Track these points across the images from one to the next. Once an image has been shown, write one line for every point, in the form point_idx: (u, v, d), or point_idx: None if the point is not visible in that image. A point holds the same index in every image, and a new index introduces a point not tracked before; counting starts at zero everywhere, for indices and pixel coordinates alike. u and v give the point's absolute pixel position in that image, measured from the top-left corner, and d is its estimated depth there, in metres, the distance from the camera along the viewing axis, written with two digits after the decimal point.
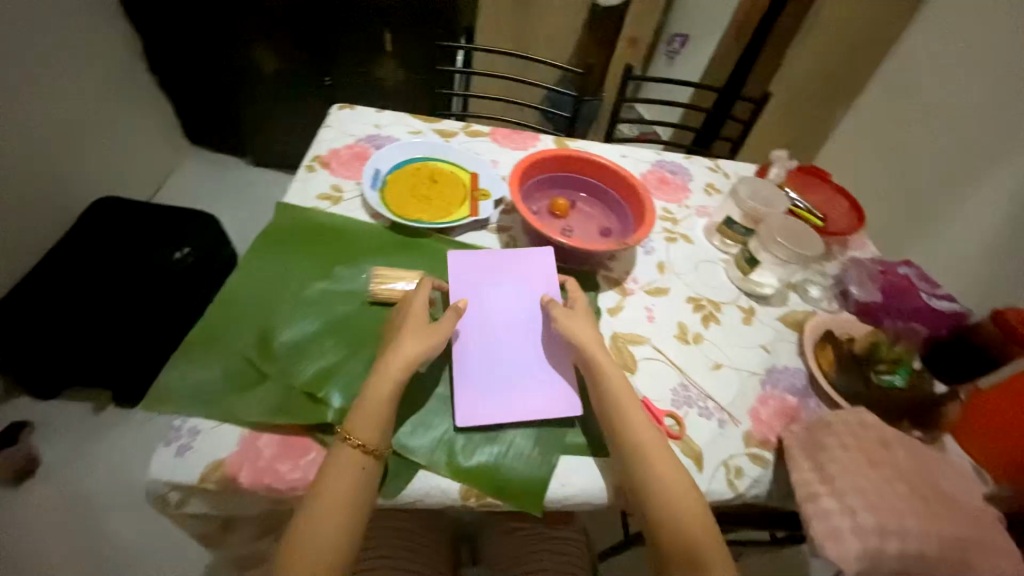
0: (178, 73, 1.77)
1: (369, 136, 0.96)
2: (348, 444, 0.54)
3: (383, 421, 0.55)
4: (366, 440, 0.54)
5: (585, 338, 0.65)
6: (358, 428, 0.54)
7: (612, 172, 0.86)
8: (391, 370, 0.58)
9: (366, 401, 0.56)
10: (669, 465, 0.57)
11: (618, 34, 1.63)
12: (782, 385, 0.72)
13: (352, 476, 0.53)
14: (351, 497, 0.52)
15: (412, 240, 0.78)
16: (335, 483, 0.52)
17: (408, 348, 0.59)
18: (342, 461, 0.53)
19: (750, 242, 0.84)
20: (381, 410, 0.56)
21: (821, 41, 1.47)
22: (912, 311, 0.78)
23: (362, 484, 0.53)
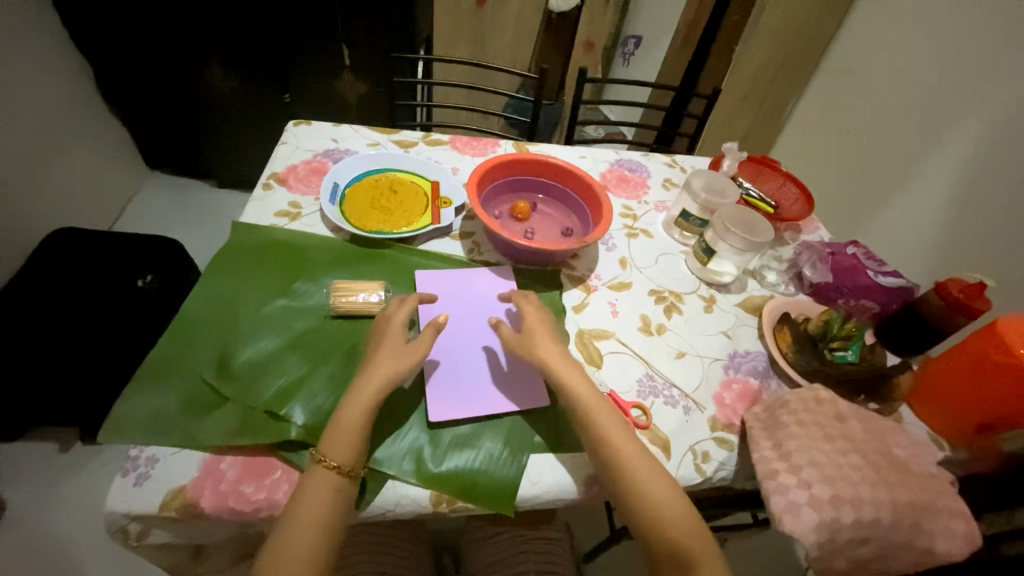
0: (132, 98, 1.74)
1: (327, 151, 0.96)
2: (321, 465, 0.53)
3: (358, 439, 0.55)
4: (340, 459, 0.53)
5: (545, 351, 0.64)
6: (332, 449, 0.54)
7: (569, 173, 0.88)
8: (367, 388, 0.57)
9: (338, 423, 0.55)
10: (646, 465, 0.57)
11: (574, 38, 1.67)
12: (744, 368, 0.74)
13: (329, 495, 0.52)
14: (325, 519, 0.51)
15: (373, 251, 0.78)
16: (310, 507, 0.51)
17: (386, 365, 0.59)
18: (316, 482, 0.52)
19: (707, 233, 0.86)
20: (358, 427, 0.55)
21: (766, 37, 1.53)
22: (862, 288, 0.82)
23: (339, 504, 0.52)
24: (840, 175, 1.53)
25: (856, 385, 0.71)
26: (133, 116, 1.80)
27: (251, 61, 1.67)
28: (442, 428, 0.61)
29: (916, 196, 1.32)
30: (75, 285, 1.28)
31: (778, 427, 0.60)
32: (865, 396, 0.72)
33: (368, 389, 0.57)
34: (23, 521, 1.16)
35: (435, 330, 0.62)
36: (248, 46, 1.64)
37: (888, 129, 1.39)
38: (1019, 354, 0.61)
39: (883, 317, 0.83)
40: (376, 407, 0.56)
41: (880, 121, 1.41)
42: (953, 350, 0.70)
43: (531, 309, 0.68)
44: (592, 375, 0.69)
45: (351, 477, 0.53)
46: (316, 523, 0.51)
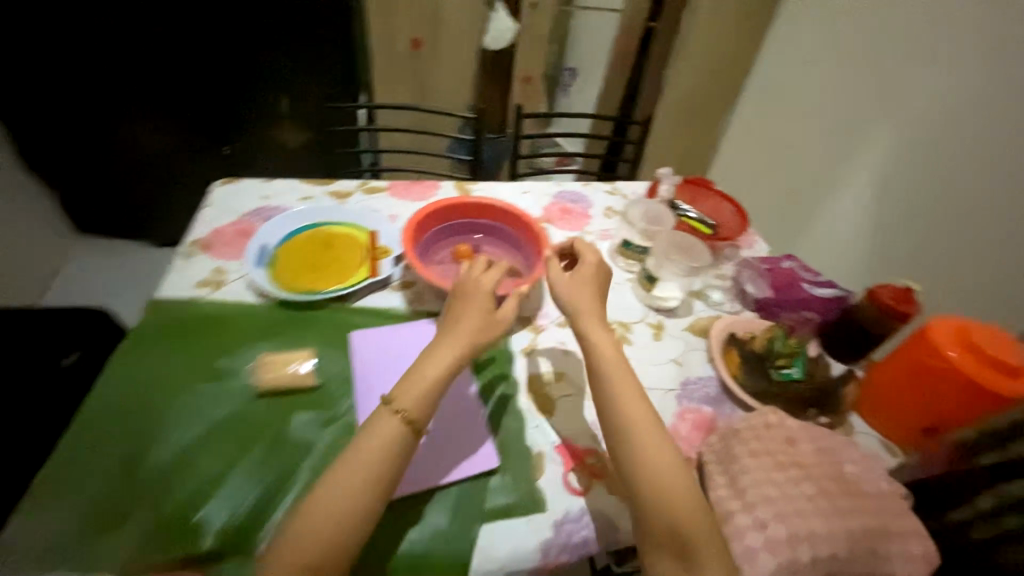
0: (55, 162, 1.64)
1: (255, 210, 0.92)
2: (389, 412, 0.56)
3: (429, 397, 0.57)
4: (411, 414, 0.56)
5: (580, 304, 0.67)
6: (405, 398, 0.56)
7: (507, 213, 0.88)
8: (452, 345, 0.60)
9: (417, 376, 0.58)
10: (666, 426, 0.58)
11: (511, 73, 1.71)
12: (696, 396, 0.73)
13: (389, 445, 0.54)
14: (373, 473, 0.52)
15: (305, 315, 0.74)
16: (360, 464, 0.52)
17: (468, 326, 0.62)
18: (382, 429, 0.55)
19: (649, 261, 0.89)
20: (434, 387, 0.58)
21: (692, 61, 1.61)
22: (800, 301, 0.83)
23: (396, 455, 0.54)
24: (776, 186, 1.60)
25: (807, 400, 0.71)
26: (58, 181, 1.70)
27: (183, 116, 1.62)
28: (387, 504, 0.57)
29: (845, 202, 1.39)
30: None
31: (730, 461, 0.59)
32: (815, 410, 0.71)
33: (447, 347, 0.60)
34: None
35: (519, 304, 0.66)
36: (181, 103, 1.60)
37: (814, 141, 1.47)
38: (948, 357, 0.63)
39: (824, 329, 0.83)
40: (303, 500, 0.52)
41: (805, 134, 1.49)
42: (891, 356, 0.71)
43: (586, 264, 0.70)
44: (544, 424, 0.66)
45: (413, 431, 0.55)
46: (363, 472, 0.52)
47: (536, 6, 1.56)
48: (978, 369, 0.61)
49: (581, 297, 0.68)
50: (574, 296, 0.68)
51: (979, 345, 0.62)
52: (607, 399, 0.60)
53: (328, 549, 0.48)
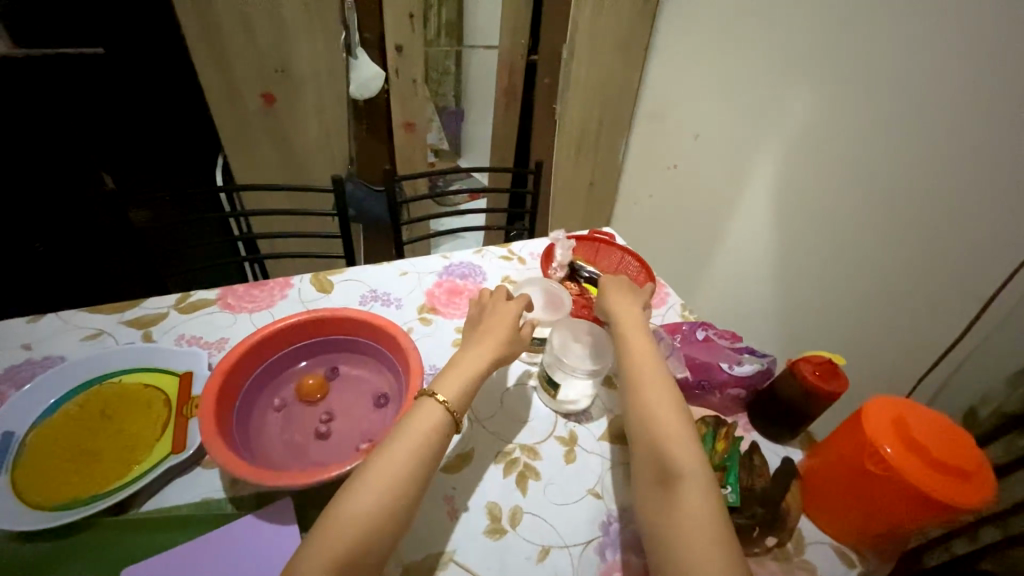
0: None
1: (11, 369, 0.67)
2: (431, 399, 0.55)
3: (469, 388, 0.57)
4: (453, 402, 0.55)
5: (609, 301, 0.70)
6: (447, 388, 0.56)
7: (359, 321, 0.69)
8: (481, 353, 0.60)
9: (457, 370, 0.58)
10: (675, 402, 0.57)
11: (390, 121, 1.53)
12: (622, 542, 0.58)
13: (433, 429, 0.52)
14: (420, 453, 0.51)
15: (53, 550, 0.51)
16: (393, 455, 0.50)
17: (500, 329, 0.62)
18: (426, 412, 0.53)
19: (545, 359, 0.71)
20: (473, 381, 0.58)
21: (578, 94, 1.55)
22: (721, 383, 0.72)
23: (435, 440, 0.52)
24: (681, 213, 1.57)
25: (746, 525, 0.58)
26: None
27: None
28: None
29: None
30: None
31: None
32: (761, 531, 0.59)
33: (483, 352, 0.60)
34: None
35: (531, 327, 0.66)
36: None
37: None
38: (888, 458, 0.53)
39: (755, 400, 0.74)
40: None
41: None
42: (830, 447, 0.61)
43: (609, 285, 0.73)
44: None
45: (454, 422, 0.54)
46: (410, 450, 0.51)
47: (402, 49, 1.40)
48: (924, 473, 0.51)
49: (625, 309, 0.69)
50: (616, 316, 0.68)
51: (920, 442, 0.52)
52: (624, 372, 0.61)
53: (371, 537, 0.46)
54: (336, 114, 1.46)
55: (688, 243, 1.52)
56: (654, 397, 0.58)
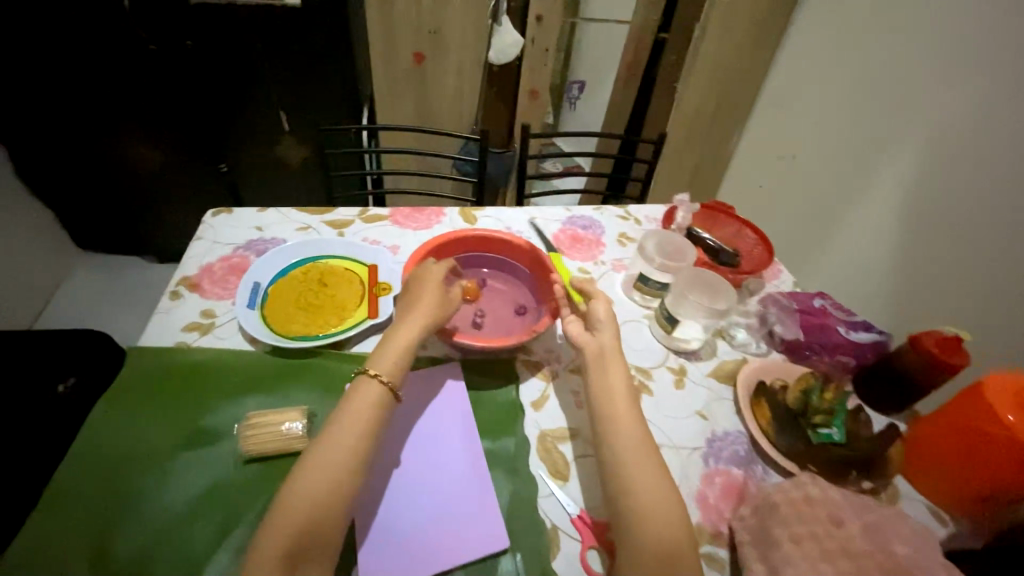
0: (60, 180, 1.63)
1: (249, 242, 0.86)
2: (369, 377, 0.59)
3: (404, 360, 0.62)
4: (390, 376, 0.60)
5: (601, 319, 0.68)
6: (380, 365, 0.60)
7: (512, 245, 0.82)
8: (404, 329, 0.64)
9: (387, 351, 0.62)
10: (641, 449, 0.57)
11: (518, 86, 1.64)
12: (725, 455, 0.67)
13: (367, 414, 0.56)
14: (358, 438, 0.55)
15: (294, 365, 0.68)
16: (335, 442, 0.54)
17: (428, 302, 0.67)
18: (362, 390, 0.58)
19: (667, 298, 0.80)
20: (405, 352, 0.63)
21: (704, 74, 1.55)
22: (833, 346, 0.77)
23: (377, 414, 0.57)
24: (792, 203, 1.53)
25: (845, 462, 0.64)
26: (61, 198, 1.69)
27: (184, 135, 1.60)
28: None
29: (865, 223, 1.32)
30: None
31: (768, 541, 0.54)
32: (856, 473, 0.65)
33: (409, 328, 0.64)
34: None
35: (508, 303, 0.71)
36: (177, 117, 1.56)
37: (831, 158, 1.40)
38: (1010, 424, 0.57)
39: (863, 371, 0.78)
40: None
41: (824, 151, 1.42)
42: (942, 417, 0.65)
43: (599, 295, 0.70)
44: (557, 493, 0.60)
45: (392, 394, 0.59)
46: (349, 434, 0.55)
47: (542, 19, 1.50)
48: None
49: (608, 320, 0.68)
50: (603, 329, 0.67)
51: None
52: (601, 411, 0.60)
53: (317, 513, 0.50)
54: (472, 76, 1.60)
55: None
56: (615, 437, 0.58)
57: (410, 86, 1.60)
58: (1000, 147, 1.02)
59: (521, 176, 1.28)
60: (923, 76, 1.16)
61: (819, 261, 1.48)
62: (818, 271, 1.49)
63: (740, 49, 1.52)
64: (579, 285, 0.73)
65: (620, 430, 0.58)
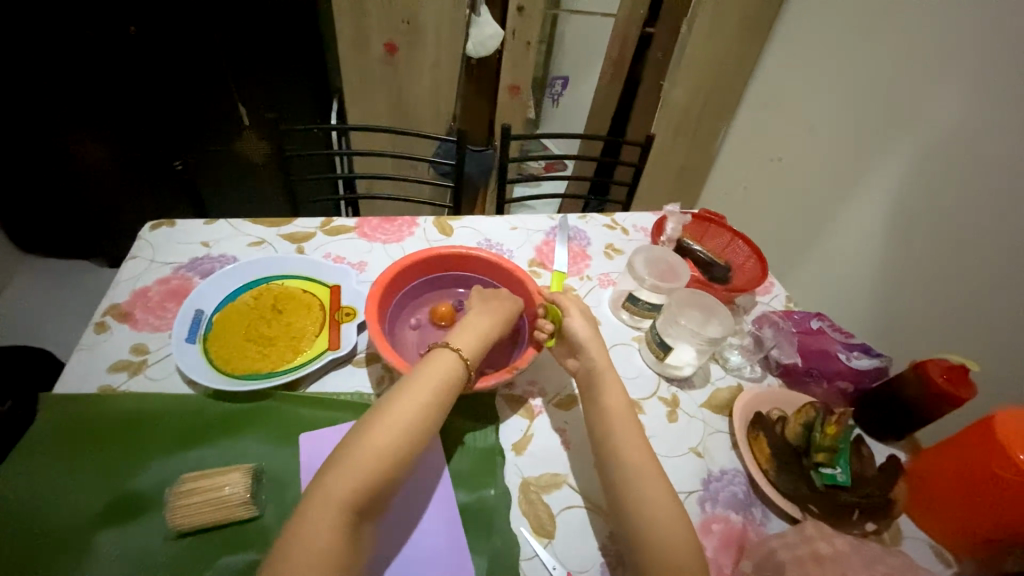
0: None
1: (193, 261, 0.77)
2: (452, 350, 0.58)
3: (484, 344, 0.60)
4: (471, 357, 0.58)
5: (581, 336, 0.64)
6: (467, 346, 0.59)
7: (489, 264, 0.74)
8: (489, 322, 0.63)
9: (473, 330, 0.61)
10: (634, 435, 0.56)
11: (497, 82, 1.55)
12: (722, 499, 0.62)
13: (445, 379, 0.55)
14: (433, 403, 0.53)
15: (241, 409, 0.59)
16: (410, 402, 0.52)
17: (512, 308, 0.66)
18: (442, 359, 0.56)
19: (658, 321, 0.74)
20: (487, 339, 0.61)
21: (690, 72, 1.49)
22: (833, 373, 0.73)
23: (451, 389, 0.55)
24: (776, 208, 1.50)
25: (848, 506, 0.60)
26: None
27: (132, 131, 1.45)
28: None
29: (851, 230, 1.29)
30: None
31: None
32: (861, 516, 0.60)
33: (491, 320, 0.63)
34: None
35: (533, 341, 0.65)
36: (122, 111, 1.41)
37: (818, 163, 1.36)
38: (1020, 466, 0.53)
39: (862, 397, 0.74)
40: None
41: (812, 154, 1.38)
42: (949, 452, 0.61)
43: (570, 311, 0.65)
44: (541, 554, 0.54)
45: (468, 374, 0.57)
46: (426, 396, 0.53)
47: (522, 10, 1.40)
48: None
49: (597, 342, 0.63)
50: (590, 350, 0.63)
51: None
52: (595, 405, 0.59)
53: (384, 469, 0.49)
54: (449, 71, 1.50)
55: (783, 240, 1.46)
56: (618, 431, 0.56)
57: (381, 80, 1.49)
58: (992, 155, 0.99)
59: (501, 181, 1.20)
60: (915, 79, 1.12)
61: (802, 267, 1.45)
62: (800, 277, 1.46)
63: (727, 46, 1.47)
64: (555, 301, 0.67)
65: (620, 424, 0.57)
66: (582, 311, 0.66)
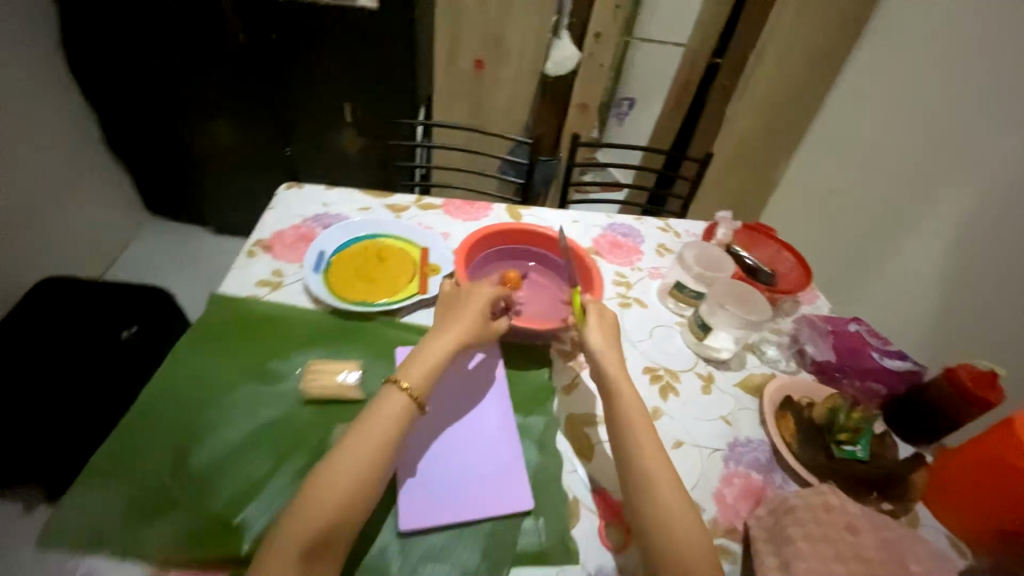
0: (131, 149, 1.69)
1: (316, 216, 0.94)
2: (399, 388, 0.58)
3: (435, 376, 0.60)
4: (420, 391, 0.58)
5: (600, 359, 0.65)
6: (411, 375, 0.59)
7: (557, 241, 0.87)
8: (433, 351, 0.62)
9: (418, 357, 0.61)
10: (658, 466, 0.57)
11: (569, 99, 1.70)
12: (745, 460, 0.69)
13: (394, 415, 0.55)
14: (384, 439, 0.54)
15: (352, 326, 0.75)
16: (358, 445, 0.53)
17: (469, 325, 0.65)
18: (390, 398, 0.57)
19: (702, 306, 0.82)
20: (440, 365, 0.61)
21: (751, 103, 1.58)
22: (866, 370, 0.78)
23: (404, 424, 0.55)
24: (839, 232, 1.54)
25: (866, 481, 0.67)
26: (132, 164, 1.73)
27: (257, 118, 1.63)
28: (412, 539, 0.54)
29: (917, 259, 1.32)
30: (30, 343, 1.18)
31: (783, 539, 0.56)
32: (877, 494, 0.68)
33: (445, 345, 0.62)
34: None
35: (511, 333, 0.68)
36: (253, 97, 1.59)
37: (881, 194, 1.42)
38: None
39: (892, 402, 0.78)
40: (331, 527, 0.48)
41: (878, 185, 1.43)
42: (967, 449, 0.64)
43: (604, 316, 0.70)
44: (580, 471, 0.63)
45: (416, 404, 0.57)
46: (375, 436, 0.54)
47: (600, 35, 1.56)
48: None
49: (608, 349, 0.66)
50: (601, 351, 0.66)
51: None
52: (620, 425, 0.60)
53: (340, 507, 0.49)
54: (527, 85, 1.67)
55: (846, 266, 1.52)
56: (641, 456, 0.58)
57: (467, 89, 1.68)
58: None
59: (566, 183, 1.33)
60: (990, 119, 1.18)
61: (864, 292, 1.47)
62: (864, 301, 1.48)
63: (795, 78, 1.54)
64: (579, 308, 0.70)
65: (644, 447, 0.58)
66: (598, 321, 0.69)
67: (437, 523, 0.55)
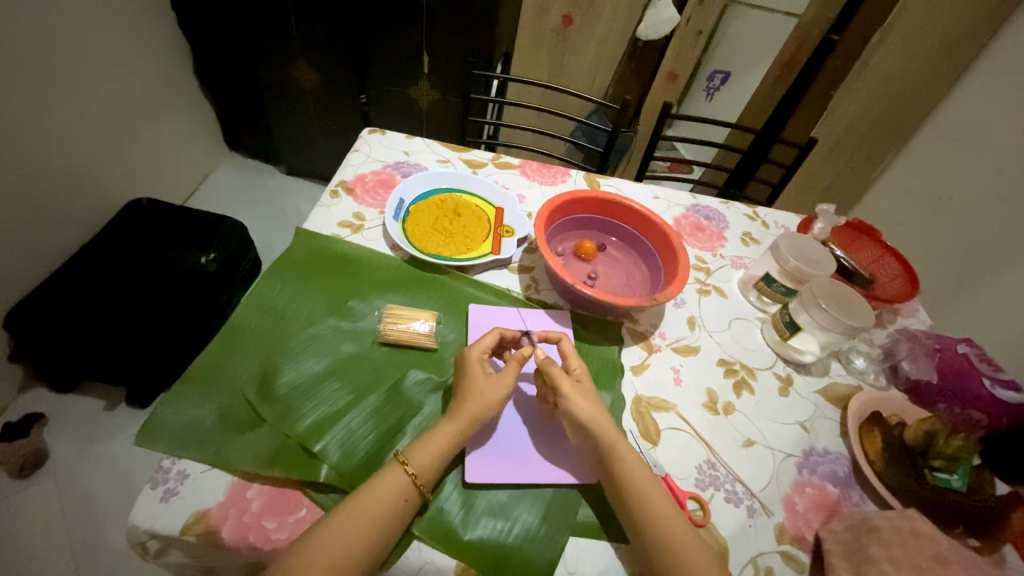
0: (222, 80, 1.72)
1: (396, 163, 0.92)
2: (398, 465, 0.52)
3: (440, 455, 0.53)
4: (421, 473, 0.52)
5: (614, 433, 0.56)
6: (415, 452, 0.53)
7: (643, 217, 0.81)
8: (439, 432, 0.54)
9: (428, 433, 0.54)
10: (703, 561, 0.50)
11: (657, 68, 1.60)
12: (822, 471, 0.65)
13: (387, 496, 0.50)
14: (381, 525, 0.48)
15: (428, 277, 0.75)
16: (346, 528, 0.47)
17: (471, 395, 0.57)
18: (385, 479, 0.51)
19: (791, 303, 0.76)
20: (444, 445, 0.54)
21: (868, 90, 1.40)
22: (970, 398, 0.70)
23: (399, 511, 0.49)
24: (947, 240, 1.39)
25: (954, 512, 0.62)
26: (217, 95, 1.78)
27: (339, 65, 1.58)
28: (477, 492, 0.55)
29: None
30: (126, 259, 1.28)
31: (863, 558, 0.54)
32: (964, 529, 0.62)
33: (446, 427, 0.55)
34: (49, 488, 1.15)
35: (519, 364, 0.60)
36: (335, 34, 1.51)
37: (991, 207, 1.27)
38: None
39: (992, 437, 0.69)
40: (394, 504, 0.49)
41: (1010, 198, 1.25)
42: None
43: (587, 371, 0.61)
44: (646, 453, 0.62)
45: (416, 489, 0.51)
46: (366, 520, 0.48)
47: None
48: None
49: (602, 427, 0.57)
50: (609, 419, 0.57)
51: None
52: (663, 504, 0.53)
53: None
54: (616, 47, 1.57)
55: (949, 286, 1.38)
56: (683, 547, 0.50)
57: (552, 46, 1.60)
58: None
59: (648, 156, 1.25)
60: None
61: (963, 305, 1.35)
62: (961, 315, 1.36)
63: (922, 61, 1.32)
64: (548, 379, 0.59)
65: (688, 537, 0.51)
66: (575, 372, 0.61)
67: (496, 482, 0.55)
